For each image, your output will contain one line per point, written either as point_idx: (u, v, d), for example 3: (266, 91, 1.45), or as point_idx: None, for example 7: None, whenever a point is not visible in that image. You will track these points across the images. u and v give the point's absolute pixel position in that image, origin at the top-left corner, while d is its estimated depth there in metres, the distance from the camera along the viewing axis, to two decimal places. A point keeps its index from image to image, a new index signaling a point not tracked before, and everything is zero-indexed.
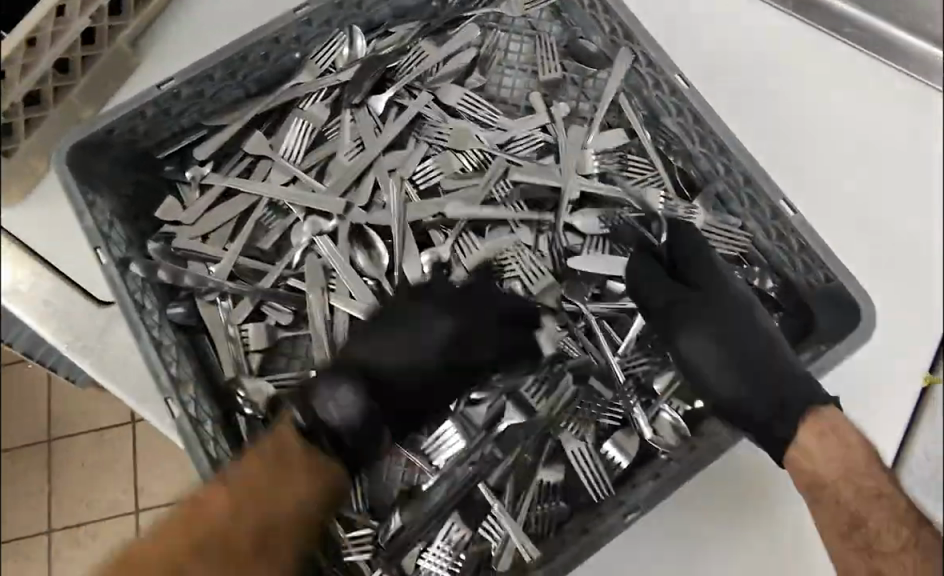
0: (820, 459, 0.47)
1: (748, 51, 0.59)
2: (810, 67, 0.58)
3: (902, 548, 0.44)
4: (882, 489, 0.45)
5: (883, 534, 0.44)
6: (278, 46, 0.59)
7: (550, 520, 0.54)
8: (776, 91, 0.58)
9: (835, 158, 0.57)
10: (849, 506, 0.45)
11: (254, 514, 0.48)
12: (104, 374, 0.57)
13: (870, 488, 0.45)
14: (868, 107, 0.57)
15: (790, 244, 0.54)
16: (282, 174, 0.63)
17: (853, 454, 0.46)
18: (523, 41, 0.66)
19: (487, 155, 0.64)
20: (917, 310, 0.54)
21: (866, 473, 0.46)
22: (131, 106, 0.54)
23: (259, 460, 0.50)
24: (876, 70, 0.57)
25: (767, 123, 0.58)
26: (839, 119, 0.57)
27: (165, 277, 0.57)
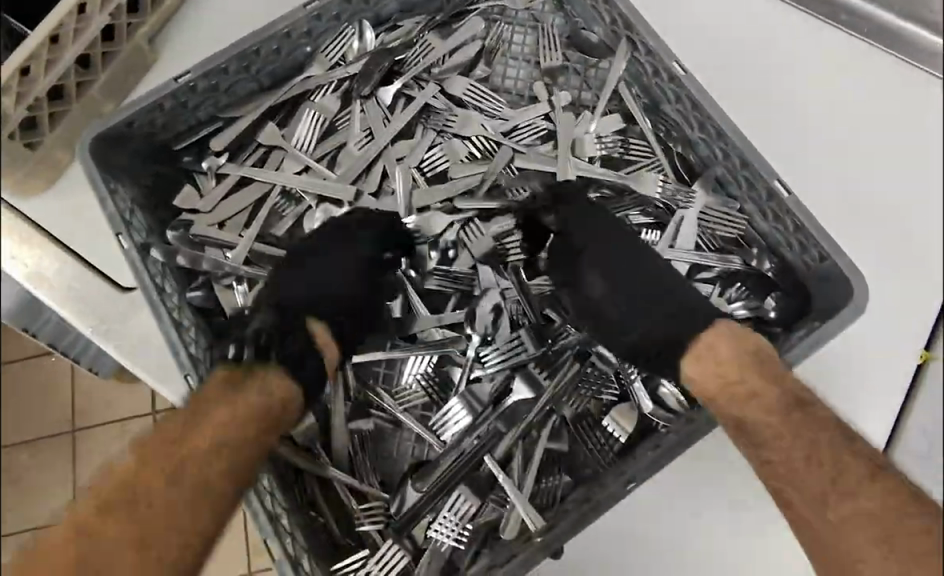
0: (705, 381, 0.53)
1: (750, 39, 0.58)
2: (811, 58, 0.57)
3: (786, 436, 0.50)
4: (760, 390, 0.51)
5: (766, 428, 0.51)
6: (290, 40, 0.62)
7: (553, 493, 0.56)
8: (776, 74, 0.58)
9: (833, 142, 0.56)
10: (735, 413, 0.52)
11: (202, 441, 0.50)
12: (126, 356, 0.60)
13: (749, 393, 0.52)
14: (870, 97, 0.56)
15: (786, 224, 0.56)
16: (294, 163, 0.66)
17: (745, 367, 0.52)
18: (527, 32, 0.68)
19: (492, 143, 0.66)
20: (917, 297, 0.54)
21: (743, 380, 0.52)
22: (150, 99, 0.57)
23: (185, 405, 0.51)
24: (877, 58, 0.57)
25: (770, 115, 0.57)
26: (837, 103, 0.57)
27: (185, 262, 0.59)
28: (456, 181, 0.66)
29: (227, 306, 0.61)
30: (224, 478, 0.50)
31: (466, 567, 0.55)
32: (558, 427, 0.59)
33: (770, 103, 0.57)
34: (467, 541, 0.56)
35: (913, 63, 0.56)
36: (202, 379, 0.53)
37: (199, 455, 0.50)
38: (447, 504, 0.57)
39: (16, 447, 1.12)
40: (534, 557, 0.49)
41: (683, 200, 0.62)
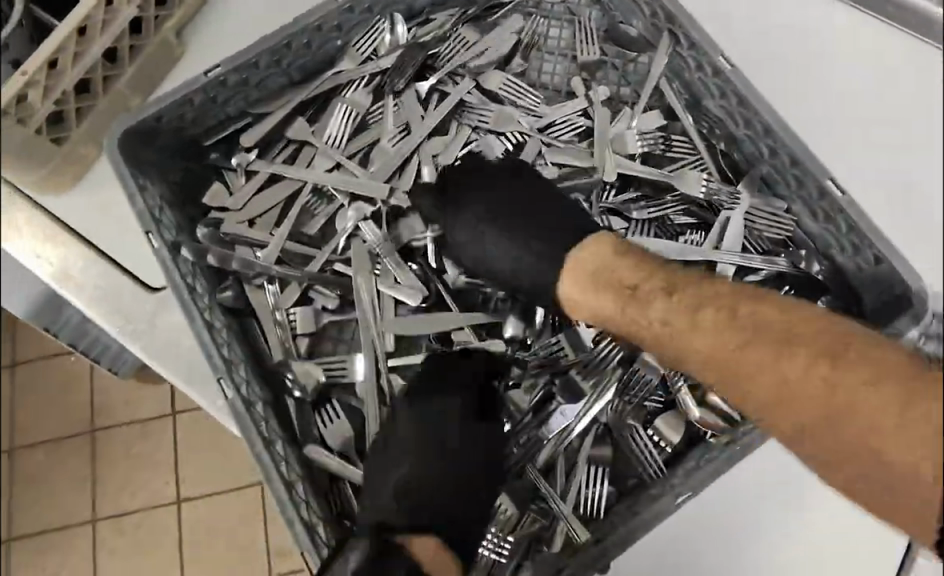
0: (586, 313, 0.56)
1: (778, 32, 0.54)
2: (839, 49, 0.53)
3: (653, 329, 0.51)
4: (597, 307, 0.54)
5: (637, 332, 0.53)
6: (321, 34, 0.60)
7: (598, 503, 0.55)
8: (793, 68, 0.54)
9: (856, 140, 0.52)
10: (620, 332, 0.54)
11: None
12: (155, 358, 0.58)
13: (599, 306, 0.54)
14: (905, 83, 0.51)
15: (838, 225, 0.54)
16: (325, 160, 0.64)
17: (601, 290, 0.54)
18: (563, 26, 0.65)
19: (526, 137, 0.65)
20: None
21: (587, 299, 0.55)
22: (179, 93, 0.55)
23: None
24: (903, 45, 0.51)
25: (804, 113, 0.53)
26: (867, 96, 0.52)
27: (214, 261, 0.57)
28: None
29: (257, 306, 0.60)
30: None
31: None
32: (603, 433, 0.58)
33: (789, 97, 0.54)
34: (509, 554, 0.55)
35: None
36: (235, 382, 0.52)
37: None
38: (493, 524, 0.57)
39: (33, 448, 1.10)
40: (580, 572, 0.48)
41: (728, 201, 0.60)
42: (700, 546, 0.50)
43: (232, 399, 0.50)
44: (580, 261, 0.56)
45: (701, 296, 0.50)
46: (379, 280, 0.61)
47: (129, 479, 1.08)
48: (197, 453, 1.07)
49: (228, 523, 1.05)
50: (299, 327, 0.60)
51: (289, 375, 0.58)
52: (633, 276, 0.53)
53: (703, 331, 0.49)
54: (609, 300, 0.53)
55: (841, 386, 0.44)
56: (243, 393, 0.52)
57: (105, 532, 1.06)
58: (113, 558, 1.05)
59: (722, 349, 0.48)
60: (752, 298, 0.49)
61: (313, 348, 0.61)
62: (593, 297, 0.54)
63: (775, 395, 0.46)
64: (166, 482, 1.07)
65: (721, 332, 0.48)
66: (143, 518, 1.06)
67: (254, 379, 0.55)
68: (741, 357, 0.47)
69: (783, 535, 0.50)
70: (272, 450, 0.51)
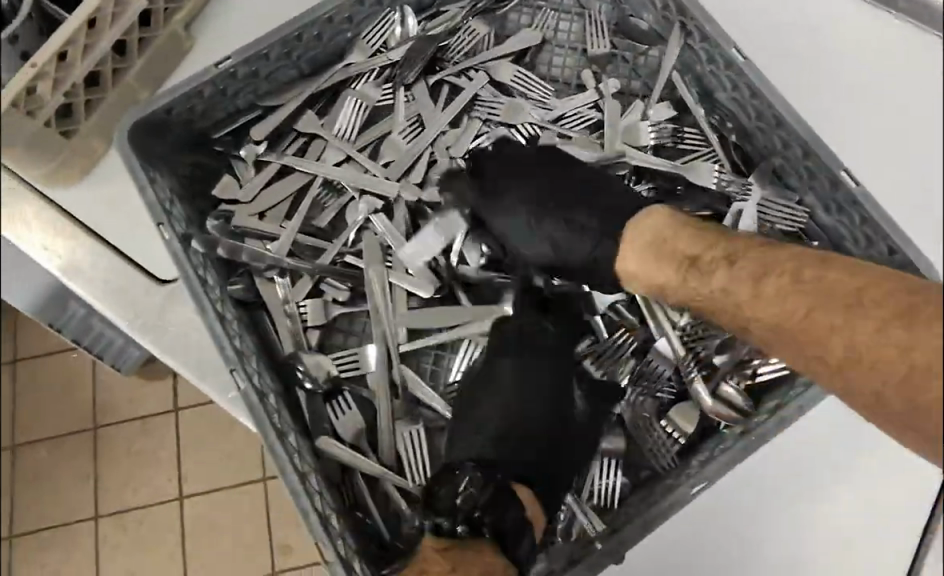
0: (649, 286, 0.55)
1: (784, 28, 0.55)
2: (846, 42, 0.53)
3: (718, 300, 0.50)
4: (663, 280, 0.54)
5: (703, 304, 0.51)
6: (332, 26, 0.60)
7: (612, 495, 0.55)
8: (802, 62, 0.54)
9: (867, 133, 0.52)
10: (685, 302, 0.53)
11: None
12: (165, 352, 0.58)
13: (662, 281, 0.54)
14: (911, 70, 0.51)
15: (851, 217, 0.54)
16: (336, 153, 0.64)
17: (657, 263, 0.54)
18: (573, 19, 0.66)
19: (538, 129, 0.64)
20: None
21: (654, 272, 0.54)
22: (190, 85, 0.55)
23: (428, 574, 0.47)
24: (913, 38, 0.51)
25: (818, 107, 0.54)
26: (876, 87, 0.52)
27: (223, 253, 0.57)
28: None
29: (268, 299, 0.60)
30: None
31: None
32: (614, 422, 0.59)
33: (797, 92, 0.54)
34: None
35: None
36: (247, 373, 0.51)
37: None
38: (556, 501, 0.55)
39: (35, 445, 1.10)
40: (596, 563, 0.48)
41: (740, 193, 0.60)
42: (715, 541, 0.50)
43: (245, 390, 0.50)
44: (637, 232, 0.56)
45: (763, 262, 0.48)
46: (390, 272, 0.62)
47: (132, 476, 1.07)
48: (200, 449, 1.07)
49: (232, 521, 1.05)
50: (310, 319, 0.60)
51: (301, 367, 0.58)
52: (692, 247, 0.52)
53: (765, 299, 0.47)
54: (664, 272, 0.53)
55: (910, 348, 0.40)
56: (255, 384, 0.52)
57: (108, 529, 1.06)
58: (115, 554, 1.05)
59: (784, 332, 0.46)
60: (820, 263, 0.46)
61: (324, 341, 0.61)
62: (655, 272, 0.54)
63: (841, 364, 0.43)
64: (169, 479, 1.06)
65: (779, 312, 0.46)
66: (146, 515, 1.05)
67: (265, 371, 0.55)
68: (803, 340, 0.45)
69: (797, 532, 0.49)
70: (285, 442, 0.51)
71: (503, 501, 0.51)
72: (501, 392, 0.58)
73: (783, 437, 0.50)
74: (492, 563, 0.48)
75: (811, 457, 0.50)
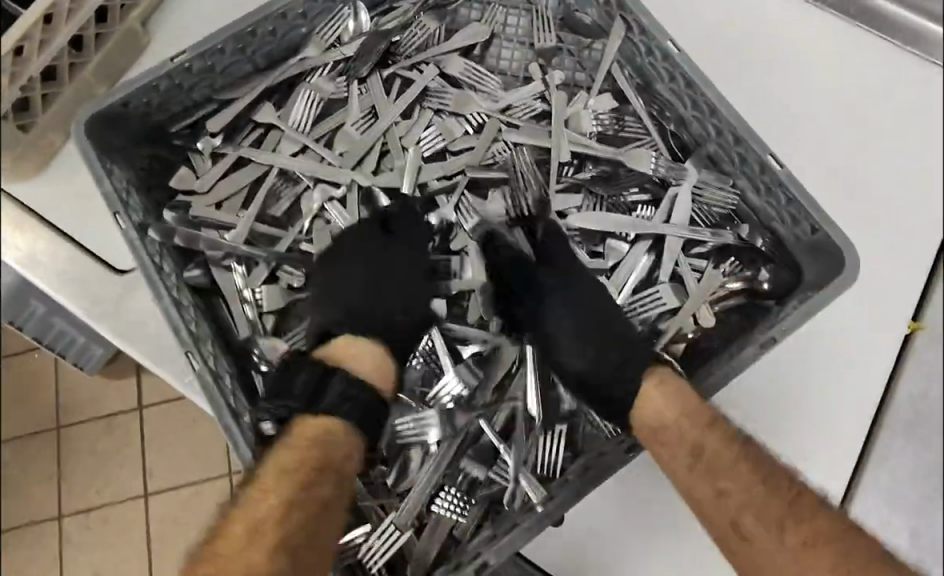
0: (651, 414, 0.55)
1: (745, 24, 0.62)
2: (803, 39, 0.62)
3: (736, 462, 0.54)
4: (692, 434, 0.54)
5: (718, 454, 0.53)
6: (286, 21, 0.62)
7: (553, 466, 0.58)
8: (780, 73, 0.61)
9: (814, 122, 0.61)
10: (689, 436, 0.54)
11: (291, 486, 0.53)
12: (123, 338, 0.60)
13: (703, 422, 0.54)
14: (858, 70, 0.61)
15: (779, 198, 0.57)
16: (292, 144, 0.66)
17: (680, 399, 0.54)
18: (521, 14, 0.68)
19: (484, 117, 0.67)
20: (903, 258, 0.59)
21: (691, 424, 0.54)
22: (146, 79, 0.56)
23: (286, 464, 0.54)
24: (873, 45, 0.62)
25: (770, 95, 0.61)
26: (825, 82, 0.61)
27: (181, 242, 0.59)
28: (451, 164, 0.66)
29: (222, 287, 0.61)
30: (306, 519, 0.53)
31: (468, 538, 0.56)
32: (554, 401, 0.61)
33: (778, 100, 0.61)
34: (469, 513, 0.57)
35: (915, 51, 0.61)
36: (202, 356, 0.53)
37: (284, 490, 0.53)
38: (469, 451, 0.59)
39: None
40: (535, 527, 0.51)
41: (674, 178, 0.64)
42: (644, 508, 0.56)
43: (200, 372, 0.52)
44: (660, 390, 0.56)
45: (774, 488, 0.53)
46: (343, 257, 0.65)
47: (96, 474, 1.08)
48: (164, 447, 1.07)
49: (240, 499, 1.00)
50: (267, 306, 0.62)
51: (257, 350, 0.61)
52: (707, 432, 0.54)
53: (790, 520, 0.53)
54: (672, 413, 0.54)
55: None
56: (210, 366, 0.54)
57: (72, 527, 1.07)
58: (78, 553, 1.06)
59: (769, 512, 0.53)
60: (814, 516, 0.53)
61: (280, 325, 0.64)
62: (685, 426, 0.54)
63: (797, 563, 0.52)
64: (135, 476, 1.07)
65: (785, 492, 0.53)
66: (110, 513, 1.06)
67: (219, 353, 0.57)
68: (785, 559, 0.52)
69: None
70: (239, 422, 0.53)
71: (289, 372, 0.57)
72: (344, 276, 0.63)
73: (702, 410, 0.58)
74: (306, 440, 0.55)
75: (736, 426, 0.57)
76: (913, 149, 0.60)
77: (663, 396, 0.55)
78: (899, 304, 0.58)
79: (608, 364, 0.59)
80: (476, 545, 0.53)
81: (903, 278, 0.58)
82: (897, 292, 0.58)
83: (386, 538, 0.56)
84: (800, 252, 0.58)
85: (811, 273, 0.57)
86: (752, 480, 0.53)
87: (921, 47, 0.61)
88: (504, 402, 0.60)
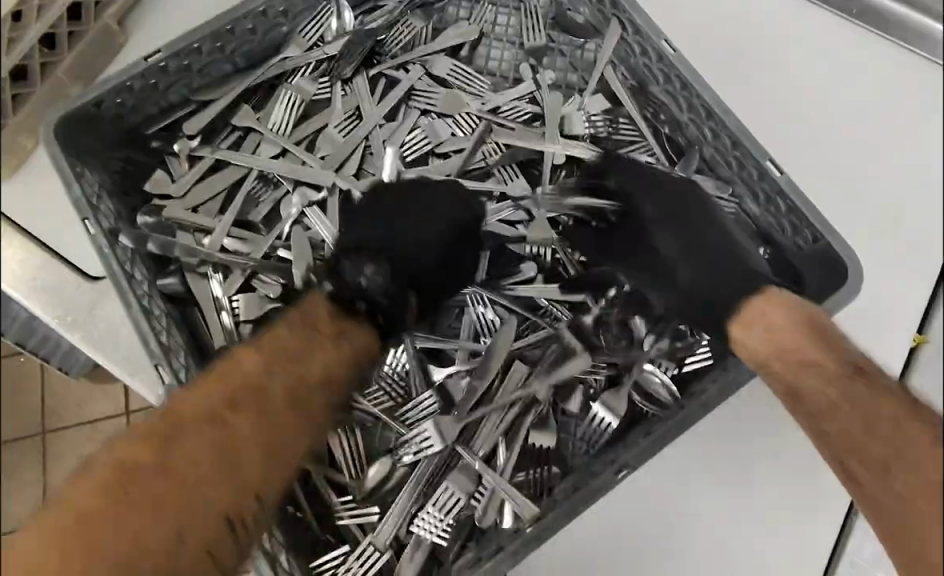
0: (755, 333, 0.50)
1: (737, 28, 0.60)
2: (806, 41, 0.59)
3: (831, 391, 0.46)
4: (817, 355, 0.47)
5: (814, 391, 0.47)
6: (266, 20, 0.59)
7: (540, 485, 0.56)
8: (778, 75, 0.59)
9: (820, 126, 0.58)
10: (785, 378, 0.48)
11: (277, 398, 0.50)
12: (93, 348, 0.57)
13: (801, 357, 0.48)
14: (863, 73, 0.58)
15: (778, 207, 0.54)
16: (271, 146, 0.64)
17: (787, 325, 0.48)
18: (510, 12, 0.66)
19: (474, 118, 0.65)
20: (913, 264, 0.56)
21: (796, 348, 0.48)
22: (120, 78, 0.54)
23: (284, 356, 0.51)
24: (874, 45, 0.58)
25: (768, 97, 0.59)
26: (826, 86, 0.58)
27: (154, 248, 0.57)
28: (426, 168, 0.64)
29: (196, 293, 0.59)
30: (272, 449, 0.49)
31: (454, 557, 0.54)
32: (544, 417, 0.58)
33: (769, 95, 0.59)
34: (450, 537, 0.55)
35: (921, 52, 0.57)
36: (172, 368, 0.51)
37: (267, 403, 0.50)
38: (451, 475, 0.56)
39: None
40: (521, 551, 0.48)
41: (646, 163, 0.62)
42: (633, 525, 0.54)
43: (169, 384, 0.51)
44: (761, 313, 0.51)
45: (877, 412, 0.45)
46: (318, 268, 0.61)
47: None
48: None
49: None
50: (242, 315, 0.60)
51: None
52: (816, 351, 0.47)
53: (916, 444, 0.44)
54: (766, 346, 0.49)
55: None
56: (181, 379, 0.52)
57: None
58: None
59: (872, 453, 0.45)
60: None
61: None
62: (800, 347, 0.47)
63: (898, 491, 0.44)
64: None
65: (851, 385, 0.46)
66: None
67: (192, 364, 0.55)
68: (892, 487, 0.44)
69: (712, 522, 0.54)
70: None
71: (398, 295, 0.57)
72: (435, 224, 0.60)
73: (694, 430, 0.54)
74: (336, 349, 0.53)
75: (727, 440, 0.54)
76: (920, 153, 0.57)
77: (763, 321, 0.50)
78: (902, 308, 0.56)
79: (717, 267, 0.55)
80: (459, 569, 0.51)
81: (911, 285, 0.56)
82: (904, 304, 0.56)
83: (364, 558, 0.55)
84: (800, 261, 0.55)
85: (811, 282, 0.54)
86: (837, 407, 0.46)
87: (928, 46, 0.57)
88: (490, 435, 0.57)
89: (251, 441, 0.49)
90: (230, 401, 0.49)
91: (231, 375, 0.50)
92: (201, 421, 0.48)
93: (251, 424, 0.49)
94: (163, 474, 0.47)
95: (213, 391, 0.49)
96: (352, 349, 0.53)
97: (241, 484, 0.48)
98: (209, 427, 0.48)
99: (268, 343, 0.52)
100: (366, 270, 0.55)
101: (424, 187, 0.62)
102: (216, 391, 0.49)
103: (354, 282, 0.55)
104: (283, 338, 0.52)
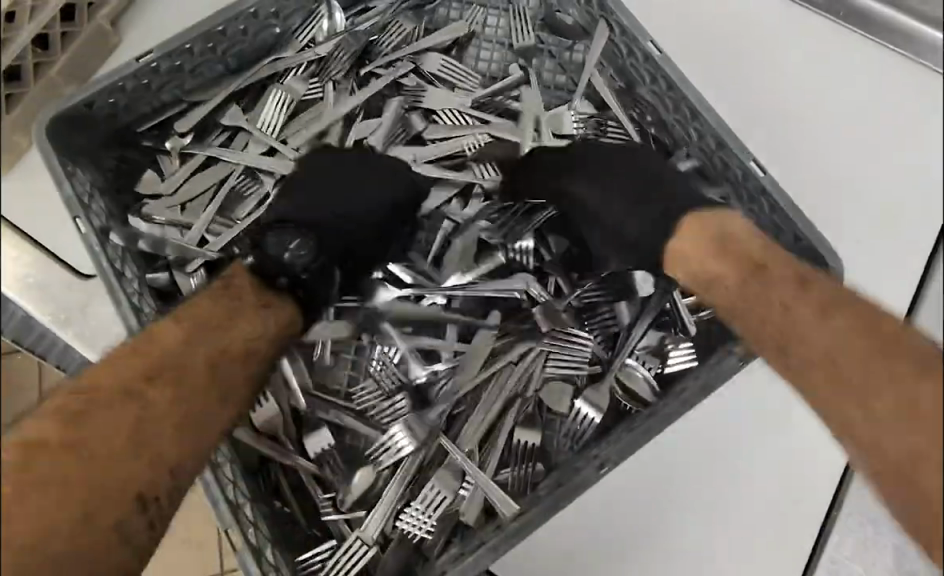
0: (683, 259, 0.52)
1: (730, 26, 0.59)
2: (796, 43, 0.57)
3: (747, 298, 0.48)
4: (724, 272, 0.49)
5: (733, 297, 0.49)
6: (257, 21, 0.60)
7: (524, 481, 0.56)
8: (767, 76, 0.58)
9: (811, 128, 0.57)
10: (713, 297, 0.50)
11: (201, 369, 0.48)
12: (85, 345, 0.58)
13: (716, 273, 0.49)
14: (854, 76, 0.56)
15: (762, 207, 0.55)
16: (260, 145, 0.64)
17: (710, 247, 0.50)
18: (499, 14, 0.67)
19: (462, 116, 0.66)
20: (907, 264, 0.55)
21: (708, 266, 0.50)
22: (111, 79, 0.55)
23: (206, 326, 0.49)
24: (863, 48, 0.56)
25: (758, 99, 0.58)
26: (816, 88, 0.57)
27: (144, 247, 0.59)
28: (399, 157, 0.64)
29: (185, 290, 0.60)
30: (197, 420, 0.47)
31: (437, 553, 0.55)
32: (529, 415, 0.59)
33: (759, 97, 0.58)
34: (435, 532, 0.56)
35: (911, 55, 0.54)
36: None
37: (192, 374, 0.47)
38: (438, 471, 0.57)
39: None
40: (501, 546, 0.49)
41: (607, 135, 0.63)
42: None
43: None
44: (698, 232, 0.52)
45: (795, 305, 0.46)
46: None
47: None
48: None
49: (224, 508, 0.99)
50: None
51: None
52: (740, 261, 0.48)
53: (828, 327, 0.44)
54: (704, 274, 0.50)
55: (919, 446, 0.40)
56: None
57: None
58: None
59: (794, 347, 0.46)
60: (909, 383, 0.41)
61: None
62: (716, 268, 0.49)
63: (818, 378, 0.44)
64: None
65: (774, 305, 0.46)
66: None
67: None
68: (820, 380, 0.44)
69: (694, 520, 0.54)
70: None
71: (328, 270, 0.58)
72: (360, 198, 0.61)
73: (681, 427, 0.53)
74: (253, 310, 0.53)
75: (713, 436, 0.53)
76: (912, 156, 0.55)
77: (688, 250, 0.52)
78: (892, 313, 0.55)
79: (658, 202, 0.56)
80: (442, 564, 0.52)
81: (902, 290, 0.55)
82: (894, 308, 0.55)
83: (350, 554, 0.55)
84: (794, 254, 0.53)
85: None
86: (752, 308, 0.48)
87: (915, 49, 0.54)
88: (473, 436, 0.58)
89: (181, 410, 0.46)
90: (155, 371, 0.46)
91: (154, 345, 0.47)
92: (124, 390, 0.45)
93: (173, 397, 0.46)
94: (86, 445, 0.43)
95: (134, 361, 0.46)
96: (278, 323, 0.53)
97: (167, 455, 0.45)
98: (128, 400, 0.45)
99: (188, 315, 0.50)
100: (292, 245, 0.55)
101: (361, 157, 0.63)
102: (139, 361, 0.46)
103: (279, 257, 0.55)
104: (205, 310, 0.50)
